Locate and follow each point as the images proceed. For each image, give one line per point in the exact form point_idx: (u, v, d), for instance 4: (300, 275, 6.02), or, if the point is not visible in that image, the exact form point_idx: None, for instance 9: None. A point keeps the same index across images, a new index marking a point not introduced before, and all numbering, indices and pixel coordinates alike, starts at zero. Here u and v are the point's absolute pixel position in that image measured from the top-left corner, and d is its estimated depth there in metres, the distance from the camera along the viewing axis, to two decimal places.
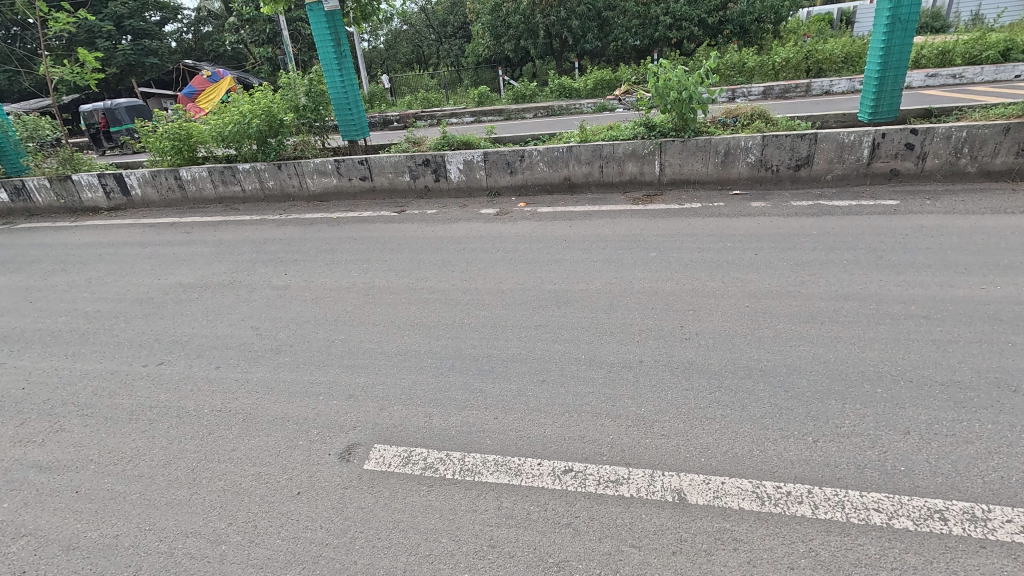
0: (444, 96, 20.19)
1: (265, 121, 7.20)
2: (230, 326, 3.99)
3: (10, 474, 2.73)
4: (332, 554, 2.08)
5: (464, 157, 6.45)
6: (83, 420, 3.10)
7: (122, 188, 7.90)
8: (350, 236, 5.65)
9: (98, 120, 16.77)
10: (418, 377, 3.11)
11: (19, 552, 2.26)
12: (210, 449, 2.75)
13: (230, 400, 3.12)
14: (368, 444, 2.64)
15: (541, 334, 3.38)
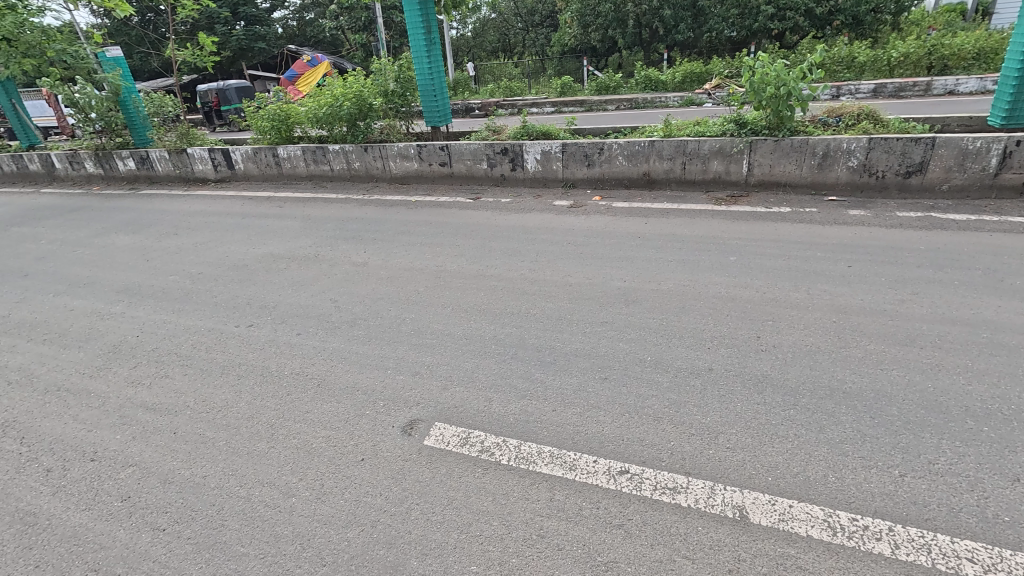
0: (527, 86, 20.22)
1: (356, 104, 7.56)
2: (312, 297, 4.26)
3: (123, 410, 3.11)
4: (389, 521, 2.19)
5: (543, 148, 6.42)
6: (183, 369, 3.46)
7: (227, 162, 8.62)
8: (427, 219, 5.83)
9: (211, 100, 18.39)
10: (481, 361, 3.17)
11: (127, 478, 2.58)
12: (288, 408, 2.97)
13: (308, 365, 3.35)
14: (429, 420, 2.74)
15: (607, 331, 3.33)
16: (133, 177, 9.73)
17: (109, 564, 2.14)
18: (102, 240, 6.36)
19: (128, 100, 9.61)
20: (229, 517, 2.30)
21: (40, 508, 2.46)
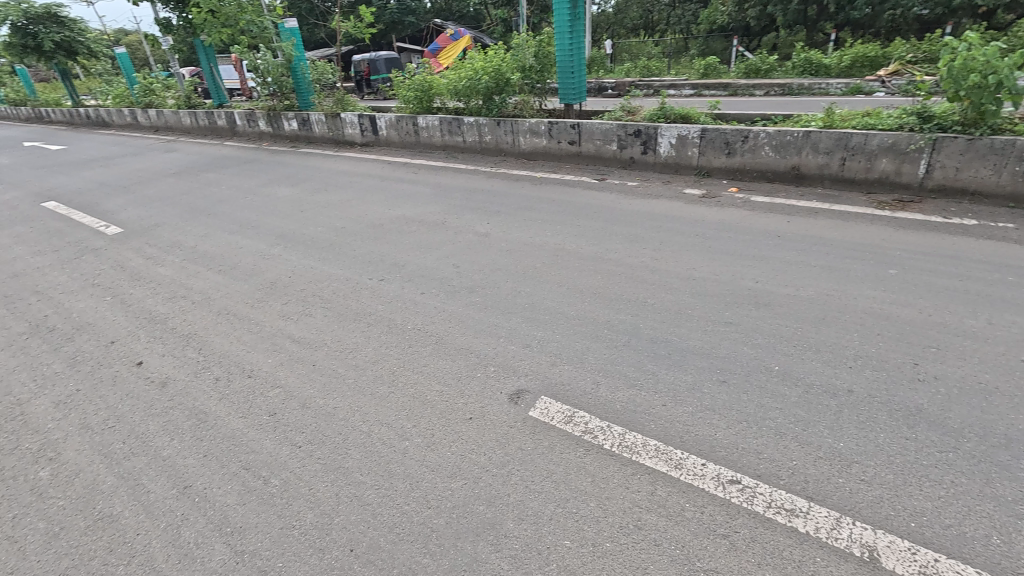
0: (666, 66, 19.22)
1: (494, 78, 7.72)
2: (437, 260, 4.51)
3: (275, 339, 3.58)
4: (490, 481, 2.29)
5: (679, 132, 6.08)
6: (324, 311, 3.88)
7: (373, 127, 9.34)
8: (550, 196, 5.86)
9: (364, 70, 20.00)
10: (592, 344, 3.15)
11: (275, 396, 2.99)
12: (408, 359, 3.21)
13: (429, 323, 3.58)
14: (535, 393, 2.79)
15: (730, 332, 3.12)
16: (295, 137, 10.96)
17: (256, 466, 2.50)
18: (268, 190, 7.28)
19: (297, 67, 10.76)
20: (352, 447, 2.57)
21: (210, 409, 2.94)
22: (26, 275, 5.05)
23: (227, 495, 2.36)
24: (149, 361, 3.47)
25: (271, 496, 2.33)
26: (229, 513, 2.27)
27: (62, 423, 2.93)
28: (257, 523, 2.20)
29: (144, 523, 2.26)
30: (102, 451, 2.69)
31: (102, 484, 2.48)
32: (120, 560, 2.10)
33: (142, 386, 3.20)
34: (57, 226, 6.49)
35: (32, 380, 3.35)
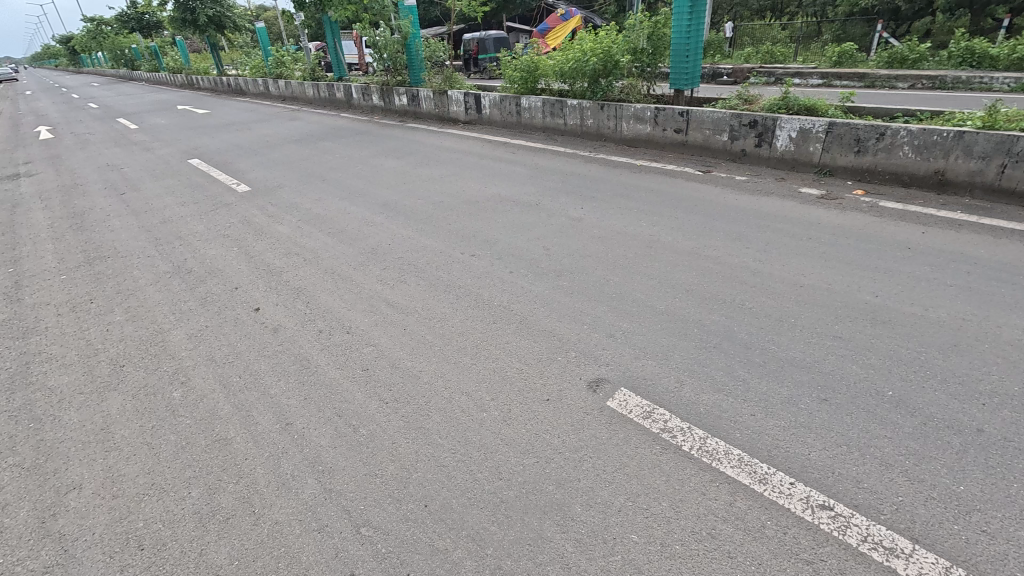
0: (792, 52, 17.62)
1: (602, 60, 7.53)
2: (528, 241, 4.55)
3: (372, 301, 3.83)
4: (561, 463, 2.30)
5: (801, 125, 5.58)
6: (417, 280, 4.08)
7: (477, 106, 9.52)
8: (649, 186, 5.66)
9: (473, 49, 20.40)
10: (680, 342, 3.03)
11: (368, 354, 3.21)
12: (492, 335, 3.29)
13: (514, 302, 3.64)
14: (615, 384, 2.75)
15: (838, 347, 2.85)
16: (404, 112, 11.46)
17: (348, 415, 2.72)
18: (375, 161, 7.72)
19: (412, 45, 11.19)
20: (433, 410, 2.70)
21: (312, 357, 3.23)
22: (173, 222, 5.80)
23: (321, 436, 2.59)
24: (264, 308, 3.86)
25: (359, 444, 2.52)
26: (322, 453, 2.49)
27: (193, 353, 3.36)
28: (345, 466, 2.40)
29: (251, 450, 2.55)
30: (223, 382, 3.06)
31: (221, 410, 2.83)
32: (231, 478, 2.39)
33: (258, 330, 3.58)
34: (199, 181, 7.36)
35: (172, 314, 3.86)
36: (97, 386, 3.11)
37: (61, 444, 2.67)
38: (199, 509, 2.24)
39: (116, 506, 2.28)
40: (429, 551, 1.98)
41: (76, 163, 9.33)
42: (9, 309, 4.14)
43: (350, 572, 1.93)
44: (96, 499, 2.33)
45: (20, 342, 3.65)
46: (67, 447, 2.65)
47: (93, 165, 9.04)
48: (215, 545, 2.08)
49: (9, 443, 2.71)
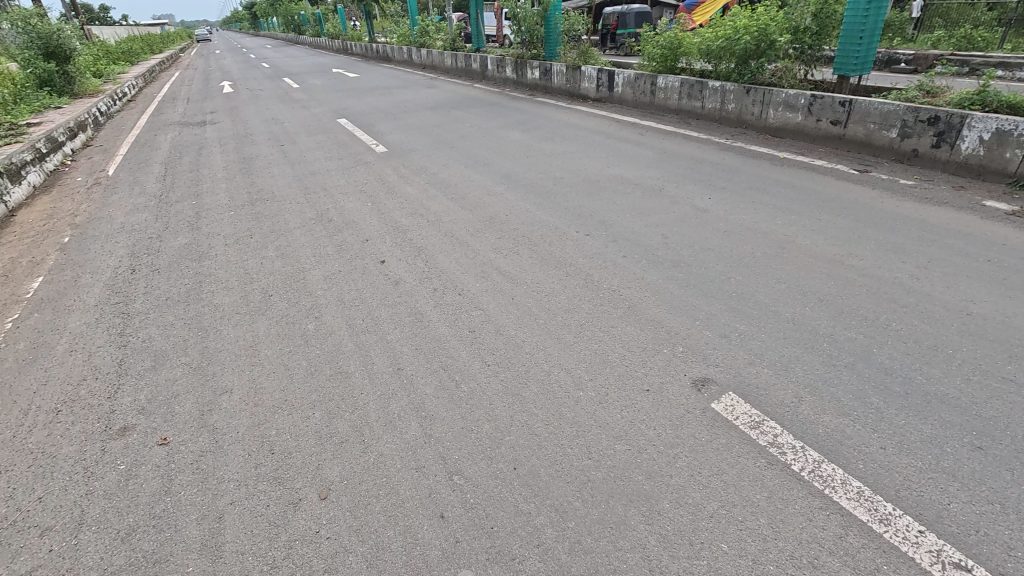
0: (997, 39, 14.72)
1: (756, 39, 6.89)
2: (646, 227, 4.40)
3: (485, 267, 3.97)
4: (654, 456, 2.25)
5: (998, 125, 4.69)
6: (530, 252, 4.14)
7: (610, 83, 9.26)
8: (791, 181, 5.14)
9: (612, 23, 19.75)
10: (804, 354, 2.77)
11: (476, 317, 3.36)
12: (597, 316, 3.26)
13: (625, 287, 3.55)
14: (723, 386, 2.60)
15: (1008, 392, 2.42)
16: (535, 85, 11.50)
17: (451, 371, 2.88)
18: (502, 132, 7.88)
19: (552, 17, 11.12)
20: (532, 380, 2.76)
21: (426, 312, 3.45)
22: (320, 175, 6.43)
23: (427, 385, 2.78)
24: (388, 261, 4.17)
25: (459, 399, 2.67)
26: (426, 400, 2.68)
27: (326, 294, 3.75)
28: (445, 417, 2.56)
29: (367, 386, 2.81)
30: (349, 322, 3.39)
31: (345, 347, 3.14)
32: (347, 408, 2.66)
33: (381, 280, 3.89)
34: (345, 139, 8.06)
35: (312, 256, 4.33)
36: (250, 309, 3.61)
37: (220, 353, 3.16)
38: (320, 430, 2.53)
39: (256, 413, 2.66)
40: (513, 512, 2.06)
41: (249, 114, 10.68)
42: (190, 235, 4.93)
43: (440, 514, 2.08)
44: (241, 404, 2.73)
45: (197, 263, 4.33)
46: (224, 356, 3.13)
47: (261, 118, 10.29)
48: (330, 462, 2.35)
49: (183, 345, 3.26)
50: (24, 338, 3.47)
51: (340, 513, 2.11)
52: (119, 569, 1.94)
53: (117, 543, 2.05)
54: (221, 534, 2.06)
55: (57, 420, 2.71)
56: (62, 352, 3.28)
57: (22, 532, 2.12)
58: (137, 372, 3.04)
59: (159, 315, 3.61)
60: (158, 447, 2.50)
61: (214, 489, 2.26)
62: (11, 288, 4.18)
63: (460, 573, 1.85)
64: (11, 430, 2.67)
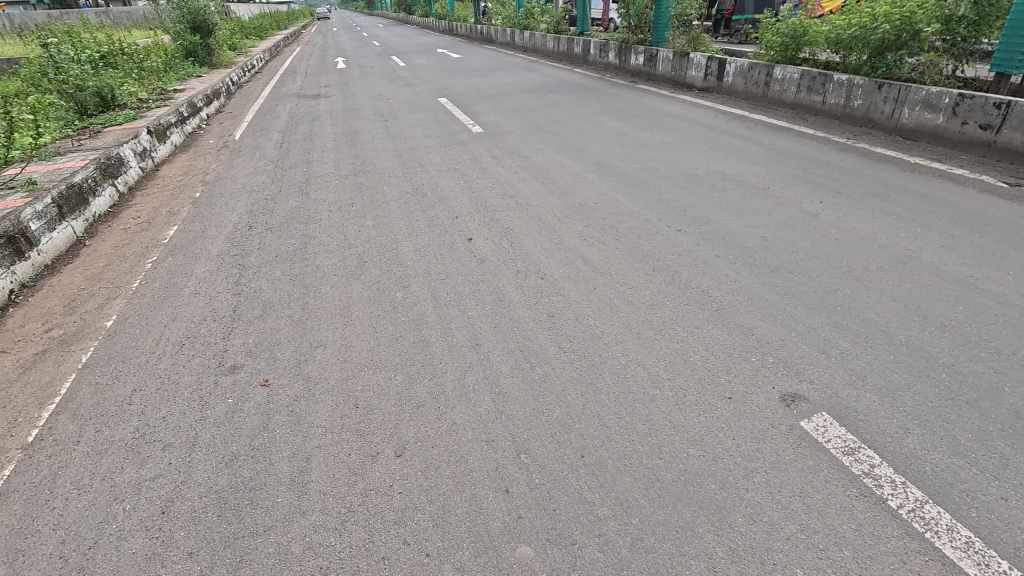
0: None
1: (897, 29, 6.16)
2: (745, 227, 4.14)
3: (569, 254, 3.94)
4: (729, 467, 2.15)
5: None
6: (616, 243, 4.06)
7: (719, 72, 8.74)
8: (921, 190, 4.59)
9: (727, 8, 18.52)
10: (916, 383, 2.49)
11: (556, 302, 3.36)
12: (682, 315, 3.14)
13: (715, 288, 3.38)
14: (816, 404, 2.41)
15: None
16: (637, 72, 11.13)
17: (527, 352, 2.92)
18: (599, 119, 7.72)
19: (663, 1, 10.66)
20: (607, 371, 2.73)
21: (507, 293, 3.50)
22: (418, 151, 6.69)
23: (502, 363, 2.85)
24: (476, 239, 4.27)
25: (533, 380, 2.70)
26: (501, 377, 2.74)
27: (415, 265, 3.92)
28: (517, 396, 2.60)
29: (446, 357, 2.92)
30: (434, 294, 3.53)
31: (428, 318, 3.28)
32: (427, 374, 2.79)
33: (467, 257, 4.00)
34: (443, 118, 8.30)
35: (406, 228, 4.54)
36: (346, 272, 3.87)
37: (318, 309, 3.43)
38: (400, 391, 2.68)
39: (345, 368, 2.87)
40: (577, 498, 2.07)
41: (359, 90, 11.30)
42: (300, 199, 5.34)
43: (505, 488, 2.13)
44: (333, 359, 2.95)
45: (304, 226, 4.70)
46: (320, 313, 3.38)
47: (369, 93, 10.85)
48: (407, 423, 2.48)
49: (287, 299, 3.56)
50: (160, 278, 3.96)
51: (412, 472, 2.23)
52: (222, 489, 2.20)
53: (223, 466, 2.31)
54: (307, 473, 2.26)
55: (181, 352, 3.08)
56: (189, 294, 3.71)
57: (149, 443, 2.45)
58: (248, 318, 3.37)
59: (270, 270, 3.97)
60: (261, 387, 2.77)
61: (305, 431, 2.47)
62: (153, 234, 4.78)
63: (520, 548, 1.90)
64: (146, 356, 3.08)
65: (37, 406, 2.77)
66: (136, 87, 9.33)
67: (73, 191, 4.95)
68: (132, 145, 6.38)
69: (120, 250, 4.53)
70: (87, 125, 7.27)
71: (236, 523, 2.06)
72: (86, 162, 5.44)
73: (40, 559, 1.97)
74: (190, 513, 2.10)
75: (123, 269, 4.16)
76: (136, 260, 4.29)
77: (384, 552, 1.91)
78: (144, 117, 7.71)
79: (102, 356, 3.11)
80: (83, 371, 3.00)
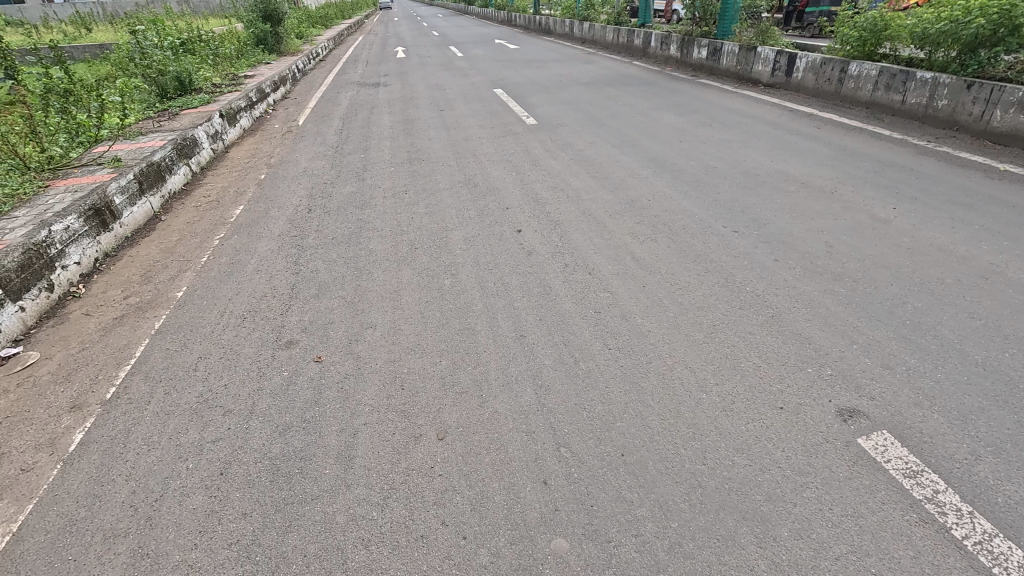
0: None
1: (993, 23, 5.67)
2: (807, 231, 3.95)
3: (619, 251, 3.89)
4: (777, 479, 2.07)
5: None
6: (668, 242, 3.96)
7: (788, 68, 8.33)
8: (1010, 200, 4.22)
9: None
10: (991, 407, 2.31)
11: (603, 299, 3.33)
12: (735, 320, 3.04)
13: (771, 294, 3.25)
14: (876, 422, 2.28)
15: None
16: (700, 65, 10.75)
17: (572, 347, 2.90)
18: (656, 113, 7.53)
19: None
20: (652, 371, 2.68)
21: (554, 286, 3.49)
22: (472, 141, 6.75)
23: (546, 356, 2.85)
24: (525, 231, 4.28)
25: (576, 375, 2.69)
26: (544, 370, 2.74)
27: (464, 254, 3.98)
28: (560, 390, 2.60)
29: (490, 346, 2.95)
30: (481, 283, 3.57)
31: (474, 307, 3.32)
32: (471, 362, 2.83)
33: (516, 249, 4.02)
34: (498, 109, 8.32)
35: (457, 217, 4.60)
36: (398, 258, 3.97)
37: (370, 292, 3.54)
38: (444, 376, 2.74)
39: (393, 351, 2.95)
40: (615, 496, 2.06)
41: (416, 79, 11.49)
42: (357, 184, 5.52)
43: (543, 480, 2.14)
44: (381, 341, 3.05)
45: (359, 210, 4.85)
46: (372, 296, 3.49)
47: (426, 83, 11.02)
48: (450, 408, 2.53)
49: (341, 281, 3.70)
50: (226, 254, 4.20)
51: (453, 456, 2.27)
52: (275, 457, 2.32)
53: (277, 435, 2.44)
54: (354, 448, 2.34)
55: (243, 325, 3.27)
56: (252, 270, 3.92)
57: (212, 409, 2.62)
58: (304, 297, 3.52)
59: (326, 252, 4.12)
60: (314, 363, 2.90)
61: (353, 408, 2.56)
62: (221, 212, 5.07)
63: (556, 540, 1.90)
64: (211, 326, 3.28)
65: (115, 365, 3.01)
66: (211, 73, 9.86)
67: (153, 169, 5.30)
68: (205, 128, 6.76)
69: (192, 226, 4.82)
70: (166, 108, 7.75)
71: (286, 489, 2.17)
72: (165, 143, 5.81)
73: (114, 506, 2.15)
74: (246, 477, 2.23)
75: (194, 244, 4.43)
76: (206, 236, 4.56)
77: (423, 530, 1.97)
78: (217, 101, 8.14)
79: (173, 323, 3.34)
80: (156, 336, 3.23)
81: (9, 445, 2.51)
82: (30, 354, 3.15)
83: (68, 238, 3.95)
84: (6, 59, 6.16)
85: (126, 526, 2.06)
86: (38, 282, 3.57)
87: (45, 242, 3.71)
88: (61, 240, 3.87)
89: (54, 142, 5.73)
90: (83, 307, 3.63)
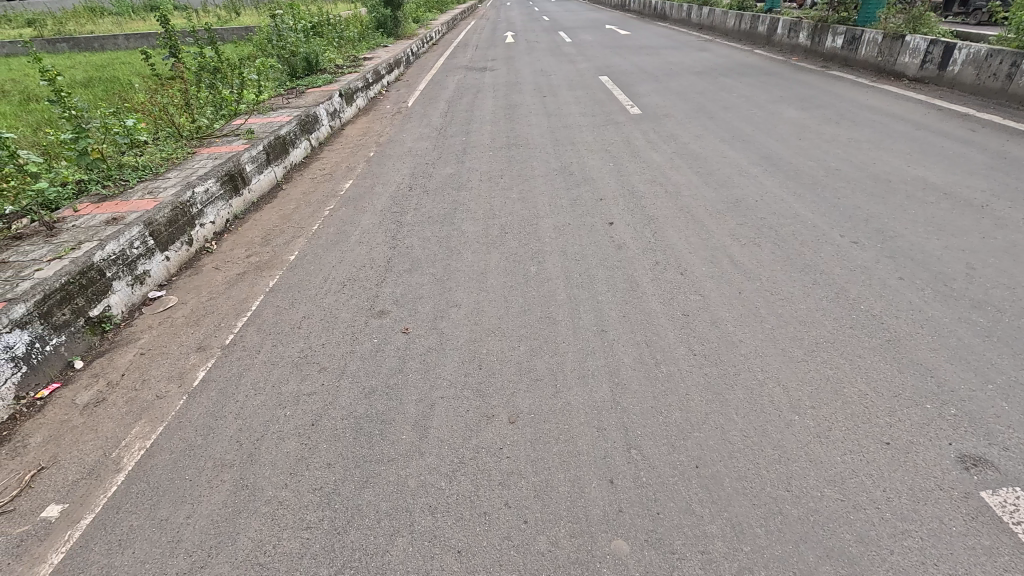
0: None
1: None
2: (944, 248, 3.47)
3: (717, 253, 3.66)
4: (870, 519, 1.88)
5: None
6: (774, 247, 3.67)
7: (943, 60, 7.27)
8: None
9: None
10: None
11: (693, 302, 3.16)
12: (842, 340, 2.75)
13: (891, 316, 2.89)
14: (1007, 476, 1.97)
15: None
16: (833, 55, 9.73)
17: (654, 348, 2.81)
18: (775, 107, 6.94)
19: None
20: (740, 383, 2.52)
21: (642, 283, 3.38)
22: (573, 129, 6.66)
23: (626, 354, 2.78)
24: (617, 224, 4.17)
25: (655, 377, 2.60)
26: (622, 369, 2.68)
27: (553, 242, 3.97)
28: (636, 391, 2.53)
29: (570, 337, 2.93)
30: (567, 273, 3.55)
31: (557, 296, 3.31)
32: (549, 351, 2.84)
33: (606, 241, 3.93)
34: (603, 97, 8.12)
35: (550, 204, 4.60)
36: (487, 240, 4.06)
37: (457, 271, 3.66)
38: (521, 362, 2.77)
39: (474, 330, 3.04)
40: (684, 508, 1.98)
41: (523, 65, 11.52)
42: (456, 166, 5.69)
43: (609, 478, 2.11)
44: (464, 320, 3.15)
45: (456, 192, 5.00)
46: (459, 275, 3.61)
47: (532, 68, 10.99)
48: (522, 394, 2.56)
49: (433, 258, 3.86)
50: (334, 224, 4.54)
51: (522, 441, 2.31)
52: (359, 416, 2.50)
53: (362, 396, 2.61)
54: (430, 419, 2.46)
55: (342, 291, 3.52)
56: (354, 241, 4.20)
57: (308, 365, 2.86)
58: (399, 270, 3.72)
59: (422, 229, 4.31)
60: (401, 334, 3.07)
61: (432, 381, 2.69)
62: (332, 185, 5.47)
63: (615, 541, 1.87)
64: (315, 290, 3.57)
65: (234, 316, 3.39)
66: (335, 54, 10.56)
67: (279, 141, 5.83)
68: (326, 106, 7.30)
69: (306, 196, 5.25)
70: (294, 87, 8.46)
71: (366, 447, 2.33)
72: (291, 119, 6.35)
73: (223, 440, 2.43)
74: (333, 431, 2.43)
75: (307, 213, 4.84)
76: (318, 207, 4.96)
77: (485, 508, 2.02)
78: (338, 81, 8.74)
79: (284, 283, 3.69)
80: (269, 293, 3.59)
81: (149, 373, 2.93)
82: (170, 299, 3.65)
83: (207, 200, 4.48)
84: (171, 40, 7.04)
85: (231, 458, 2.33)
86: (181, 237, 4.10)
87: (189, 202, 4.24)
88: (201, 201, 4.40)
89: (203, 114, 6.48)
90: (214, 262, 4.12)
